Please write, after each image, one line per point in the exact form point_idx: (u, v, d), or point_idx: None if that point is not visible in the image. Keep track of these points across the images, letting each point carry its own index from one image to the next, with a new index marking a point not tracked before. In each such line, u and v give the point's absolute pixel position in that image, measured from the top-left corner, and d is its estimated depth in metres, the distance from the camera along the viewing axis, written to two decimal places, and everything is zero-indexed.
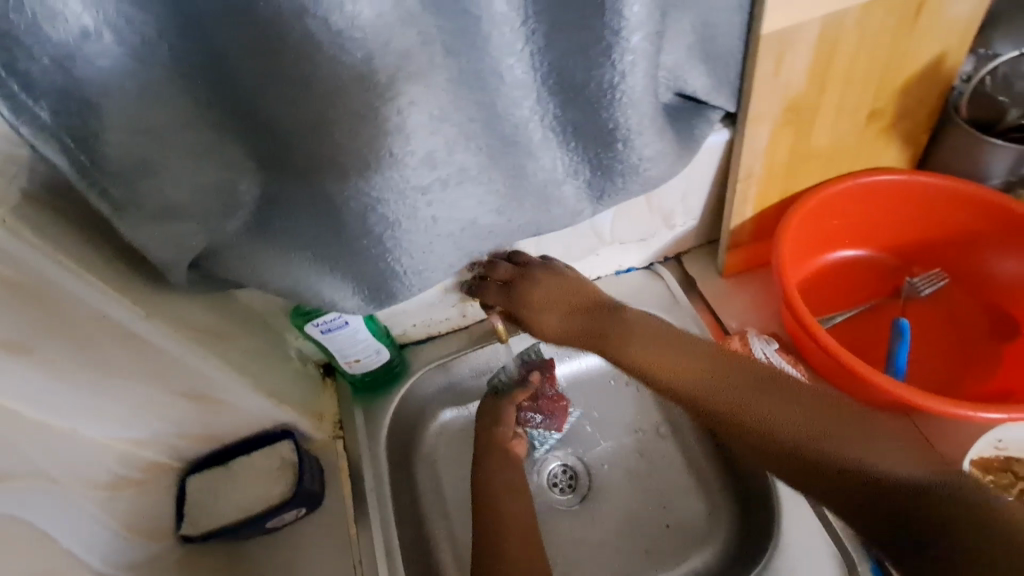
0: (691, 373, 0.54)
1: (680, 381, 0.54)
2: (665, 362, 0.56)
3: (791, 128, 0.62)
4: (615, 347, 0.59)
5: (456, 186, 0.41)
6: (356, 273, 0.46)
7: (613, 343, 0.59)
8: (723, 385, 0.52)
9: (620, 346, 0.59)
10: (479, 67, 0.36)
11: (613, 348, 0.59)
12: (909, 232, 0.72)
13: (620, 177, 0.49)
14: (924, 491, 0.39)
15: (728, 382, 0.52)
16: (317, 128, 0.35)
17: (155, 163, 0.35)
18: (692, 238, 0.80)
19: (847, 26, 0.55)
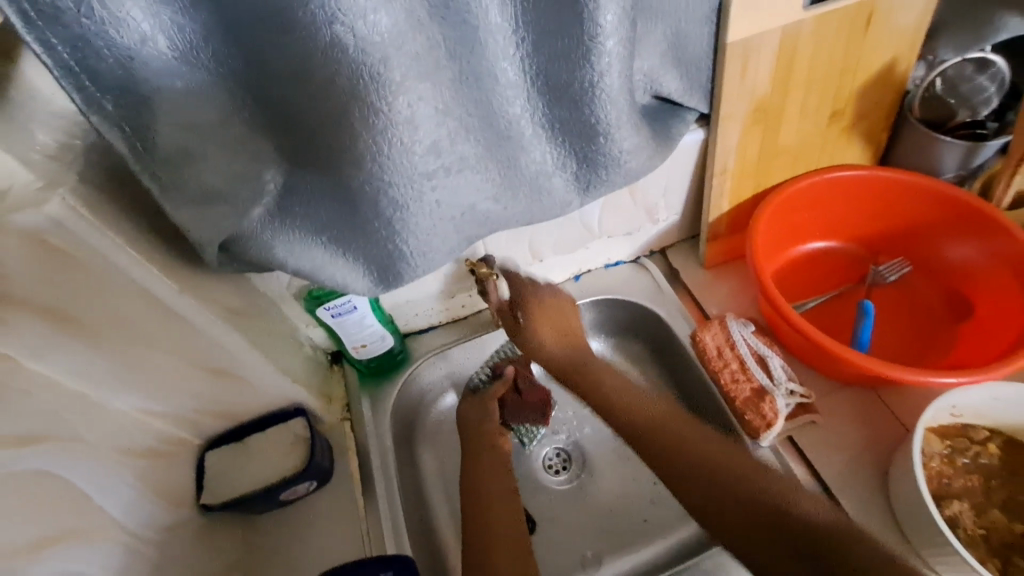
0: (689, 423, 0.59)
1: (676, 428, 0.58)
2: (650, 429, 0.59)
3: (759, 127, 0.68)
4: (604, 384, 0.65)
5: (457, 174, 0.47)
6: (367, 254, 0.51)
7: (604, 381, 0.65)
8: (707, 436, 0.57)
9: (608, 384, 0.65)
10: (475, 68, 0.42)
11: (602, 384, 0.65)
12: (873, 223, 0.78)
13: (603, 169, 0.55)
14: (819, 536, 0.45)
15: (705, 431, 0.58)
16: (337, 120, 0.40)
17: (195, 151, 0.41)
18: (676, 233, 0.86)
19: (804, 35, 0.61)
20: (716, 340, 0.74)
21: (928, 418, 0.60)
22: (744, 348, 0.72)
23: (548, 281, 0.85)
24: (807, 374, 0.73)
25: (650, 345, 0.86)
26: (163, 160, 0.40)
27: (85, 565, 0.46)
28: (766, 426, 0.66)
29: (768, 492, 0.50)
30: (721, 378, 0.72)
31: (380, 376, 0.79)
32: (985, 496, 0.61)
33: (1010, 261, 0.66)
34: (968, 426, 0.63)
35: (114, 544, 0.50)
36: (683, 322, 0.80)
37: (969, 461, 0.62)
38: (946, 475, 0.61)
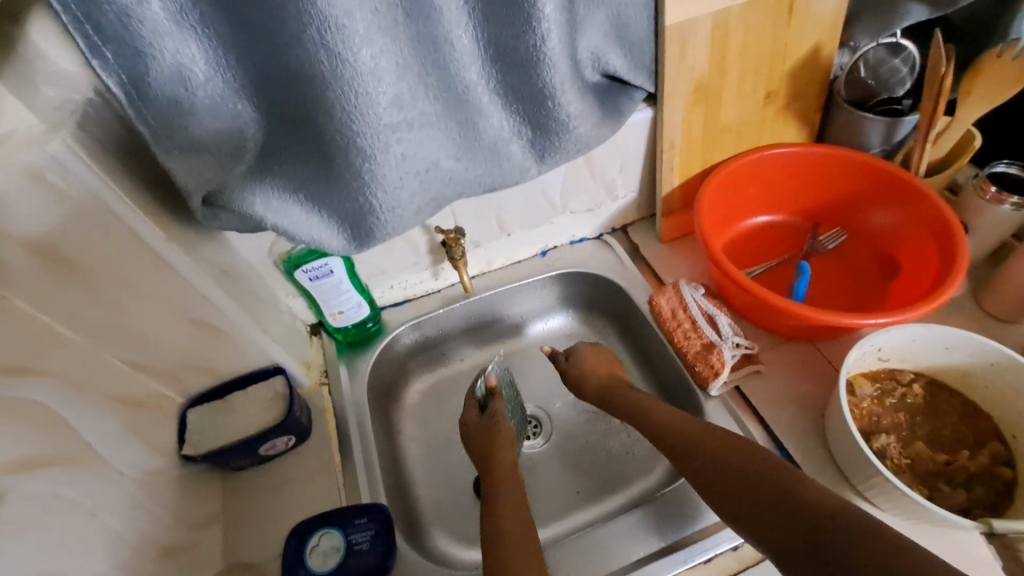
0: (711, 439, 0.56)
1: (698, 450, 0.57)
2: (682, 450, 0.58)
3: (701, 105, 0.76)
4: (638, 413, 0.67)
5: (420, 131, 0.53)
6: (340, 210, 0.56)
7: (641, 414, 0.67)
8: (722, 447, 0.55)
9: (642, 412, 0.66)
10: (431, 32, 0.48)
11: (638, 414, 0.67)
12: (810, 197, 0.85)
13: (555, 134, 0.61)
14: (831, 517, 0.42)
15: (724, 440, 0.56)
16: (308, 73, 0.45)
17: (184, 102, 0.45)
18: (635, 211, 0.92)
19: (734, 21, 0.69)
20: (670, 303, 0.80)
21: (855, 360, 0.66)
22: (695, 309, 0.78)
23: (517, 257, 0.91)
24: (754, 333, 0.78)
25: (614, 316, 0.91)
26: (154, 109, 0.45)
27: (72, 491, 0.49)
28: (714, 375, 0.72)
29: (779, 481, 0.48)
30: (675, 337, 0.78)
31: (358, 346, 0.84)
32: (911, 431, 0.66)
33: (925, 221, 0.74)
34: (895, 369, 0.69)
35: (99, 477, 0.53)
36: (642, 291, 0.86)
37: (897, 401, 0.68)
38: (876, 414, 0.67)
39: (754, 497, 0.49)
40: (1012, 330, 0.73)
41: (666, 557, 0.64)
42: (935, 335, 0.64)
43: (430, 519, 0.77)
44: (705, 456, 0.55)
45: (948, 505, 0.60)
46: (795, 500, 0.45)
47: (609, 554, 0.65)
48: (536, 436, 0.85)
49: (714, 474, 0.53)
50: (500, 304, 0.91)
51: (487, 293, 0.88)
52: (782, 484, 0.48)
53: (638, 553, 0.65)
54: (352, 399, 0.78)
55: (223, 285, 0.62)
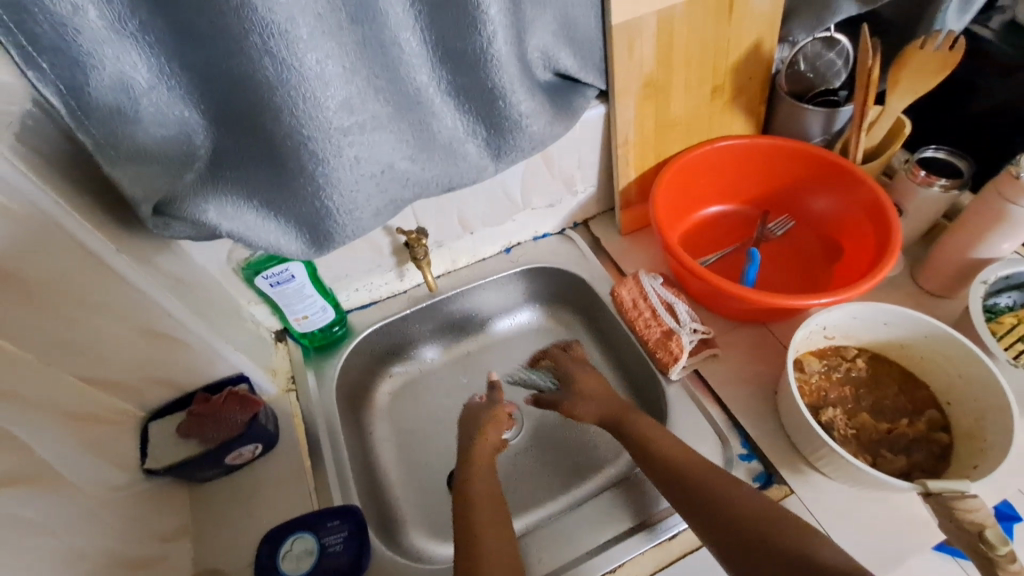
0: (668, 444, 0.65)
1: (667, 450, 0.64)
2: (703, 471, 0.61)
3: (651, 101, 0.78)
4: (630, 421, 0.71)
5: (372, 134, 0.53)
6: (296, 215, 0.56)
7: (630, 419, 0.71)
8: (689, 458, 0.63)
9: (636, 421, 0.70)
10: (378, 36, 0.49)
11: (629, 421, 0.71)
12: (759, 187, 0.89)
13: (509, 134, 0.62)
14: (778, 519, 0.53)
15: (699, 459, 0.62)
16: (252, 78, 0.45)
17: (127, 111, 0.45)
18: (595, 204, 0.94)
19: (678, 19, 0.71)
20: (631, 293, 0.82)
21: (800, 339, 0.69)
22: (655, 298, 0.80)
23: (481, 255, 0.92)
24: (712, 318, 0.82)
25: (579, 309, 0.93)
26: (96, 121, 0.44)
27: (39, 512, 0.47)
28: (673, 360, 0.75)
29: (732, 501, 0.56)
30: (637, 325, 0.81)
31: (325, 351, 0.84)
32: (856, 402, 0.69)
33: (863, 207, 0.78)
34: (840, 346, 0.73)
35: (63, 494, 0.51)
36: (606, 284, 0.88)
37: (843, 376, 0.71)
38: (824, 389, 0.70)
39: (730, 522, 0.55)
40: (944, 304, 0.78)
41: (653, 527, 0.66)
42: (875, 313, 0.68)
43: (405, 517, 0.78)
44: (685, 471, 0.61)
45: (891, 471, 0.63)
46: (775, 533, 0.52)
47: (614, 520, 0.68)
48: (507, 429, 0.87)
49: (729, 516, 0.55)
50: (465, 301, 0.91)
51: (453, 291, 0.89)
52: (708, 490, 0.59)
53: (606, 536, 0.67)
54: (320, 403, 0.78)
55: (181, 295, 0.62)
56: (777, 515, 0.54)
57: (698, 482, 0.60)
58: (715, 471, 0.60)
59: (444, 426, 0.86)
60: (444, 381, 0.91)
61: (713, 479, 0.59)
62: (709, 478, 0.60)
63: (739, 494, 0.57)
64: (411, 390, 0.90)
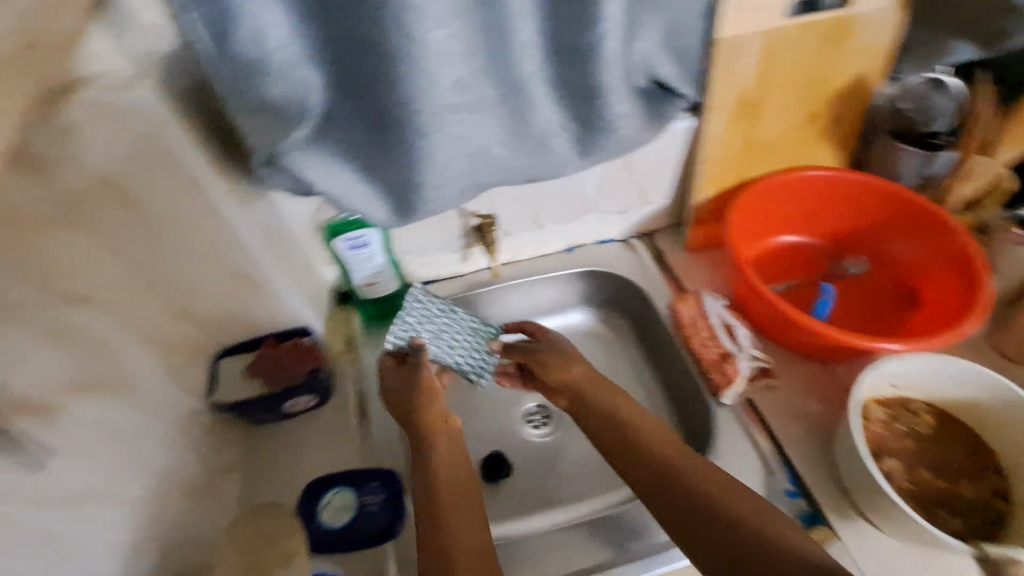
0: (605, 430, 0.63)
1: (649, 440, 0.59)
2: (677, 470, 0.55)
3: (743, 121, 0.77)
4: (606, 395, 0.66)
5: (473, 113, 0.55)
6: (390, 183, 0.59)
7: (611, 392, 0.66)
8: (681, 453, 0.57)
9: (619, 394, 0.66)
10: (499, 23, 0.51)
11: (610, 395, 0.66)
12: (839, 222, 0.87)
13: (599, 134, 0.63)
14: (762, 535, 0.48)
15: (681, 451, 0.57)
16: (379, 47, 0.48)
17: (261, 64, 0.48)
18: (663, 217, 0.93)
19: (786, 42, 0.70)
20: (691, 312, 0.81)
21: (868, 384, 0.67)
22: (715, 319, 0.79)
23: (542, 250, 0.93)
24: (771, 347, 0.80)
25: (632, 318, 0.93)
26: (235, 66, 0.47)
27: (120, 421, 0.51)
28: (728, 383, 0.74)
29: (729, 507, 0.51)
30: (693, 344, 0.79)
31: (381, 321, 0.86)
32: (917, 458, 0.66)
33: (951, 259, 0.75)
34: (905, 398, 0.69)
35: (142, 410, 0.54)
36: (664, 297, 0.88)
37: (907, 428, 0.68)
38: (884, 439, 0.67)
39: (711, 525, 0.50)
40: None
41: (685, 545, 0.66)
42: (953, 369, 0.66)
43: None
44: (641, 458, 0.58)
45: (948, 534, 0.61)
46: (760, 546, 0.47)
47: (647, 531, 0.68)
48: (543, 426, 0.87)
49: (724, 523, 0.50)
50: (520, 293, 0.92)
51: (512, 282, 0.90)
52: (688, 492, 0.53)
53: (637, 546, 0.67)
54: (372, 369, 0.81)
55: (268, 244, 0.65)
56: (766, 527, 0.48)
57: (673, 483, 0.55)
58: (700, 470, 0.55)
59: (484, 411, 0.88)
60: None
61: (698, 480, 0.54)
62: (704, 479, 0.54)
63: (736, 501, 0.51)
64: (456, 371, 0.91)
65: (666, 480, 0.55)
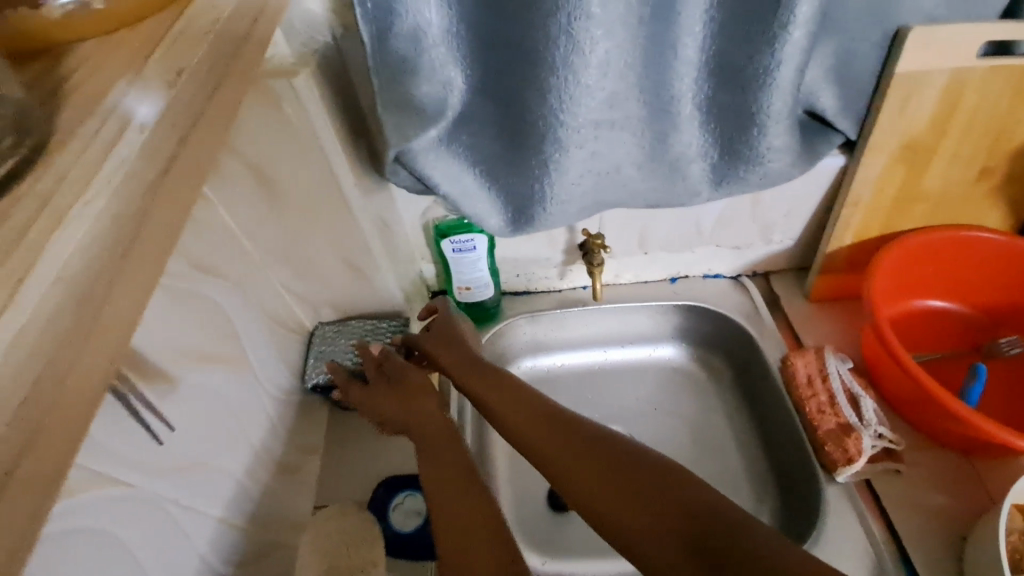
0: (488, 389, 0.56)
1: (485, 396, 0.55)
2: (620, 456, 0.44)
3: (904, 166, 0.68)
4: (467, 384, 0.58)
5: (614, 131, 0.51)
6: (515, 193, 0.56)
7: (469, 381, 0.58)
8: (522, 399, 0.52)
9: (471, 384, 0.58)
10: (664, 38, 0.47)
11: (500, 378, 0.57)
12: (1002, 294, 0.75)
13: (746, 165, 0.57)
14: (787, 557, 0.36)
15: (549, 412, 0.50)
16: (537, 54, 0.46)
17: (415, 60, 0.47)
18: (784, 258, 0.85)
19: (974, 82, 0.61)
20: (807, 368, 0.73)
21: (1015, 487, 0.57)
22: (837, 383, 0.71)
23: (644, 276, 0.87)
24: (899, 425, 0.70)
25: (733, 363, 0.85)
26: (388, 61, 0.47)
27: (225, 388, 0.51)
28: (846, 461, 0.65)
29: (642, 504, 0.41)
30: (806, 407, 0.71)
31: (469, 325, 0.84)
32: None
33: None
34: None
35: (244, 380, 0.55)
36: (775, 346, 0.79)
37: None
38: (1023, 553, 0.56)
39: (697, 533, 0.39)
40: None
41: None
42: None
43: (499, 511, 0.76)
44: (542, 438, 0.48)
45: None
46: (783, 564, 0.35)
47: None
48: None
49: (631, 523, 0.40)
50: (612, 318, 0.87)
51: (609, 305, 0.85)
52: (670, 488, 0.42)
53: None
54: None
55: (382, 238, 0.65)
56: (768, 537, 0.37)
57: (567, 468, 0.45)
58: (584, 450, 0.45)
59: None
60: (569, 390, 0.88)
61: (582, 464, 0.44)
62: (587, 469, 0.44)
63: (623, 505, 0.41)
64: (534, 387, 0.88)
65: (588, 460, 0.45)
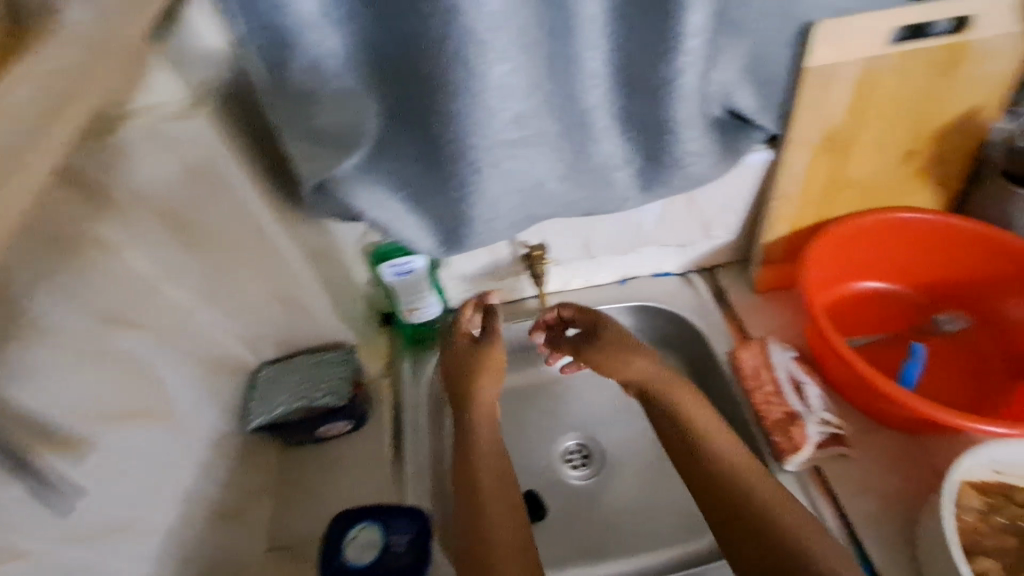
0: (639, 367, 0.61)
1: (639, 365, 0.61)
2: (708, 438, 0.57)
3: (828, 156, 0.69)
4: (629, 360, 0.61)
5: (529, 144, 0.51)
6: (440, 215, 0.55)
7: (631, 358, 0.61)
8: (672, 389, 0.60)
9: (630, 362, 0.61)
10: (564, 54, 0.47)
11: (630, 360, 0.61)
12: (935, 271, 0.77)
13: (668, 169, 0.58)
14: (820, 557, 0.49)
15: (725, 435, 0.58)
16: (437, 77, 0.45)
17: (315, 93, 0.46)
18: (728, 253, 0.86)
19: (886, 72, 0.63)
20: (754, 359, 0.74)
21: (962, 467, 0.58)
22: (782, 372, 0.72)
23: (594, 281, 0.88)
24: (845, 408, 0.71)
25: (687, 359, 0.86)
26: (290, 95, 0.46)
27: (149, 442, 0.50)
28: (792, 450, 0.66)
29: (744, 517, 0.53)
30: (753, 398, 0.72)
31: (421, 344, 0.83)
32: (1019, 559, 0.57)
33: None
34: (1008, 485, 0.60)
35: (173, 431, 0.53)
36: (724, 340, 0.81)
37: (1008, 523, 0.59)
38: (978, 533, 0.58)
39: (763, 546, 0.51)
40: None
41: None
42: None
43: None
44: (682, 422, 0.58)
45: None
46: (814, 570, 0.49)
47: None
48: (584, 467, 0.81)
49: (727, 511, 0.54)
50: None
51: None
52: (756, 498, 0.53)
53: None
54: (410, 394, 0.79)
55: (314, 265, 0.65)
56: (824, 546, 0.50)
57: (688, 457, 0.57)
58: (749, 473, 0.55)
59: (522, 448, 0.83)
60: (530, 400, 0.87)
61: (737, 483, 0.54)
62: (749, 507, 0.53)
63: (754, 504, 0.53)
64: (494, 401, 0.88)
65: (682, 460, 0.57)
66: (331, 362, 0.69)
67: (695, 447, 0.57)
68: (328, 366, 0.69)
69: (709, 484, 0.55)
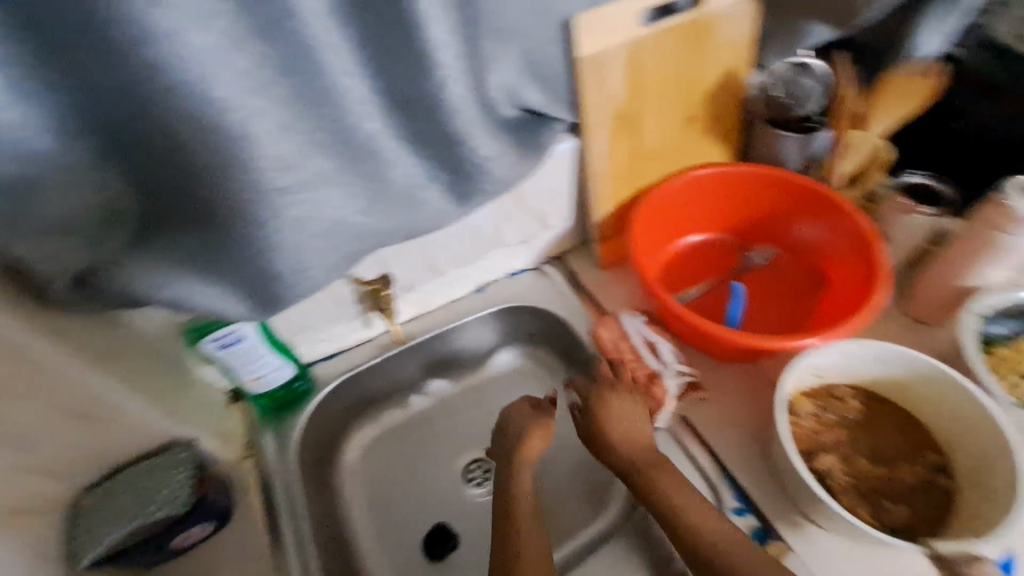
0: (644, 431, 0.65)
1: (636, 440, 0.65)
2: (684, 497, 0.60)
3: (623, 133, 0.74)
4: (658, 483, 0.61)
5: (316, 187, 0.49)
6: (242, 280, 0.50)
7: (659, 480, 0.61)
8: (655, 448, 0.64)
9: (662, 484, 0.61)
10: (317, 87, 0.45)
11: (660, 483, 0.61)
12: (740, 215, 0.86)
13: (472, 178, 0.58)
14: None
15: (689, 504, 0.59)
16: (173, 138, 0.41)
17: (32, 184, 0.40)
18: (571, 238, 0.89)
19: (647, 50, 0.68)
20: (612, 335, 0.77)
21: (790, 382, 0.65)
22: (636, 337, 0.76)
23: (453, 296, 0.87)
24: (697, 356, 0.78)
25: (560, 348, 0.88)
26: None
27: None
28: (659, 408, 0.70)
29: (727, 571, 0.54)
30: None
31: (283, 411, 0.77)
32: (852, 446, 0.65)
33: (846, 236, 0.76)
34: (831, 385, 0.68)
35: None
36: (585, 322, 0.84)
37: (837, 418, 0.67)
38: (817, 433, 0.66)
39: None
40: (935, 331, 0.74)
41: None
42: (871, 350, 0.65)
43: None
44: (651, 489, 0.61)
45: (892, 523, 0.60)
46: None
47: None
48: (485, 484, 0.81)
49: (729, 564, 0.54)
50: (437, 346, 0.86)
51: (425, 336, 0.84)
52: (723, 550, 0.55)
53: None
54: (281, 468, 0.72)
55: (109, 366, 0.57)
56: None
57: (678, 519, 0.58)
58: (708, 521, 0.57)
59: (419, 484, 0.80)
60: (419, 432, 0.85)
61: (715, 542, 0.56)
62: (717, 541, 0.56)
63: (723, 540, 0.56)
64: (382, 444, 0.84)
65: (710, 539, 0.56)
66: (167, 466, 0.61)
67: (670, 513, 0.59)
68: (165, 472, 0.61)
69: (693, 549, 0.56)
